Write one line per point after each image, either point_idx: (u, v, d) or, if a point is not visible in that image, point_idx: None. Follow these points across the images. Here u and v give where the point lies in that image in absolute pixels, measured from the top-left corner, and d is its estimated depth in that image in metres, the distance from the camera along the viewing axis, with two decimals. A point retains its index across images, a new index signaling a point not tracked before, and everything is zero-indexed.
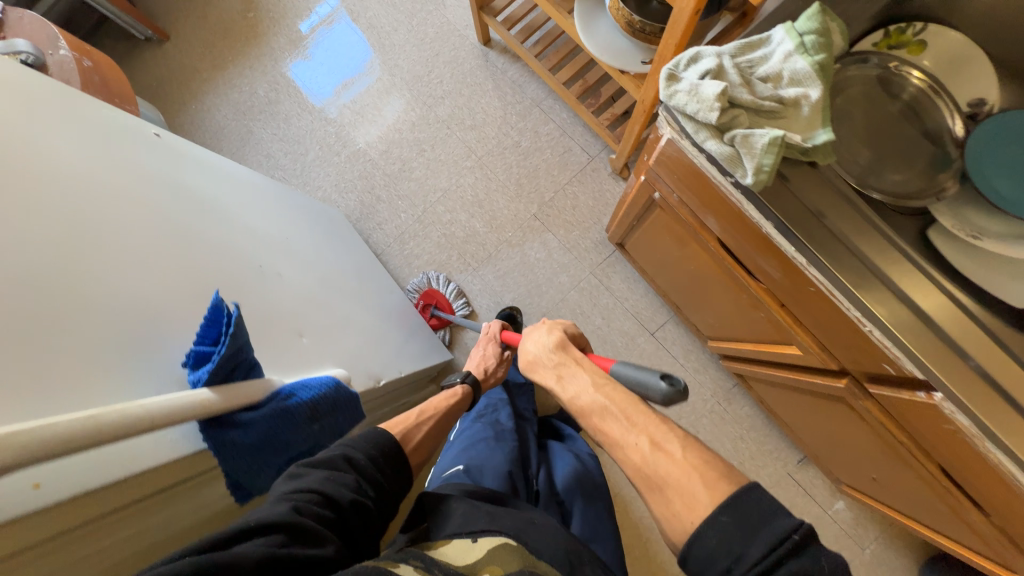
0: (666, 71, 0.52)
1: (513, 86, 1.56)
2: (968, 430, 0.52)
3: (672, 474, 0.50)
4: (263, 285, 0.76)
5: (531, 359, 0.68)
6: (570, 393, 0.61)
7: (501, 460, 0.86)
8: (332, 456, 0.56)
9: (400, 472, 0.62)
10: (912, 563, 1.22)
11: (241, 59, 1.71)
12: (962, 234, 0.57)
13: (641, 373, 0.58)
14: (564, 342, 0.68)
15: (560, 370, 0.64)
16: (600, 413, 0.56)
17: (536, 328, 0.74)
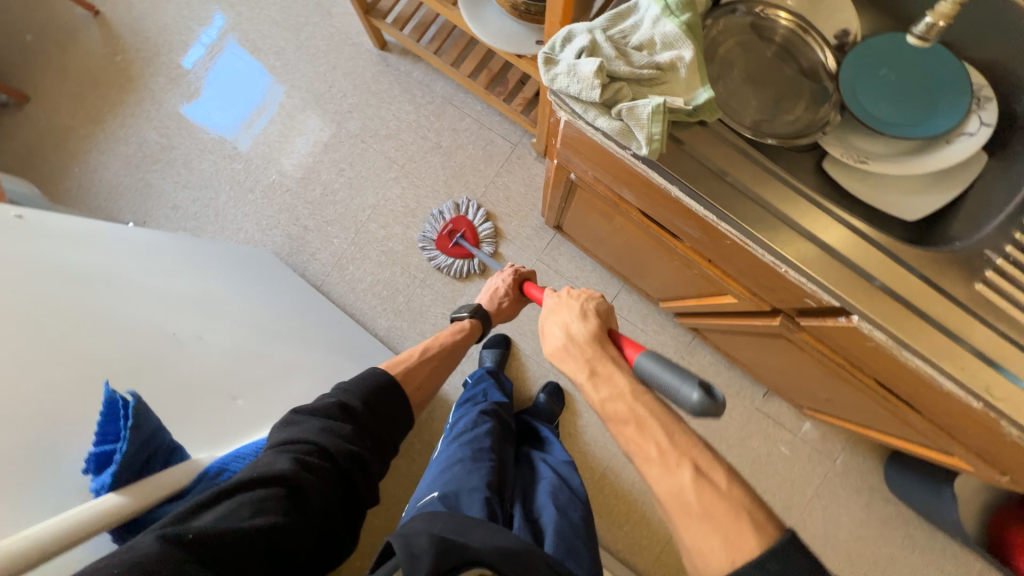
0: (543, 55, 0.51)
1: (420, 86, 1.51)
2: (886, 343, 0.55)
3: (719, 506, 0.52)
4: (182, 353, 0.73)
5: (560, 347, 0.66)
6: (596, 397, 0.61)
7: (478, 486, 0.80)
8: (327, 405, 0.71)
9: (385, 416, 0.76)
10: (878, 463, 1.33)
11: (120, 107, 1.56)
12: (849, 161, 0.60)
13: (675, 378, 0.57)
14: (598, 335, 0.65)
15: (592, 365, 0.62)
16: (630, 423, 0.58)
17: (564, 307, 0.70)
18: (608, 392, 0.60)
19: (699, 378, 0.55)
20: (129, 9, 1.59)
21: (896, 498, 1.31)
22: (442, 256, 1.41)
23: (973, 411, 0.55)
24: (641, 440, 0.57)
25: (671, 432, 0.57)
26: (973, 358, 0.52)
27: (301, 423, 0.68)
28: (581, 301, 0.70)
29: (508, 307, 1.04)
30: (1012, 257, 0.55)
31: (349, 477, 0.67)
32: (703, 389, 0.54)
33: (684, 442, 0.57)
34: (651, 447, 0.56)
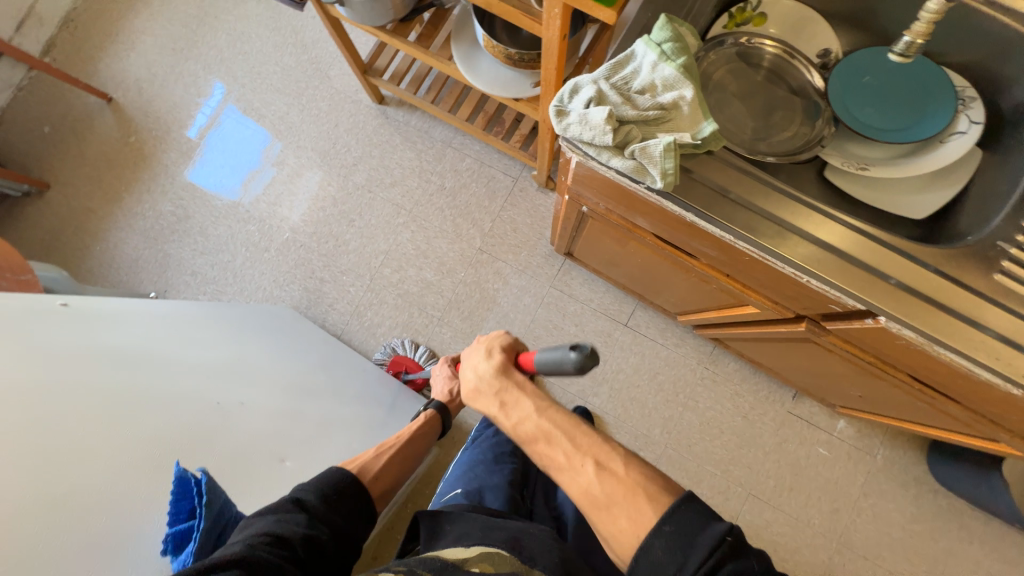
0: (554, 108, 0.55)
1: (420, 133, 1.58)
2: (916, 340, 0.57)
3: (619, 491, 0.56)
4: (226, 424, 0.77)
5: (473, 388, 0.66)
6: (508, 424, 0.62)
7: (501, 484, 0.85)
8: (282, 502, 0.66)
9: (345, 510, 0.72)
10: (920, 453, 1.31)
11: (136, 185, 1.64)
12: (850, 168, 0.63)
13: (553, 357, 0.59)
14: (506, 366, 0.65)
15: (501, 396, 0.63)
16: (540, 439, 0.60)
17: (473, 346, 0.70)
18: (517, 418, 0.62)
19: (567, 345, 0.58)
20: (139, 92, 1.68)
21: (943, 488, 1.28)
22: None
23: (1011, 398, 0.56)
24: (548, 449, 0.60)
25: (574, 435, 0.60)
26: (1002, 346, 0.54)
27: (262, 515, 0.63)
28: (489, 338, 0.70)
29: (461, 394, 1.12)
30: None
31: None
32: (575, 350, 0.57)
33: (583, 436, 0.60)
34: (559, 453, 0.59)
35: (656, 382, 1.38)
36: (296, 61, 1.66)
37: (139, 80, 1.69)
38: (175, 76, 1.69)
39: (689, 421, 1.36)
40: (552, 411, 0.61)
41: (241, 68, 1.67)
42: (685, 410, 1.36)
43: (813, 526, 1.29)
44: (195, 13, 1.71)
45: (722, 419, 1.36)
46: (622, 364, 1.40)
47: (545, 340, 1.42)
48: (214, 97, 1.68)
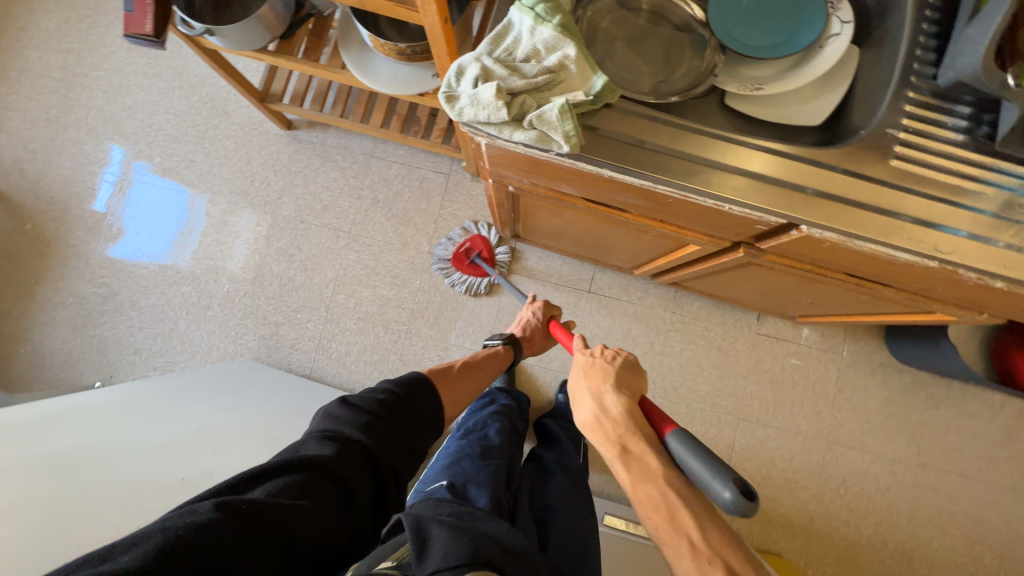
0: (443, 95, 0.53)
1: (339, 151, 1.52)
2: (838, 240, 0.59)
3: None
4: None
5: (592, 419, 0.66)
6: (627, 478, 0.60)
7: (485, 480, 0.87)
8: (364, 406, 0.75)
9: (415, 412, 0.80)
10: (879, 340, 1.39)
11: (47, 274, 1.50)
12: (745, 91, 0.65)
13: (705, 468, 0.56)
14: (637, 417, 0.64)
15: (623, 442, 0.62)
16: (661, 511, 0.57)
17: (597, 373, 0.70)
18: (638, 474, 0.59)
19: (735, 476, 0.54)
20: (21, 175, 1.53)
21: (906, 366, 1.38)
22: (459, 275, 1.42)
23: (931, 271, 0.59)
24: (671, 531, 0.56)
25: (706, 525, 0.56)
26: (912, 226, 0.56)
27: (340, 421, 0.72)
28: (614, 367, 0.71)
29: (538, 337, 1.12)
30: (913, 128, 0.59)
31: (376, 472, 0.70)
32: (738, 488, 0.53)
33: (718, 536, 0.55)
34: (684, 540, 0.55)
35: (631, 338, 1.41)
36: (188, 104, 1.55)
37: (18, 161, 1.54)
38: (57, 149, 1.55)
39: (670, 366, 1.40)
40: (673, 480, 0.58)
41: (130, 124, 1.55)
42: (663, 357, 1.40)
43: (802, 433, 1.37)
44: (62, 76, 1.56)
45: (699, 356, 1.41)
46: (596, 330, 1.42)
47: None
48: (114, 159, 1.55)
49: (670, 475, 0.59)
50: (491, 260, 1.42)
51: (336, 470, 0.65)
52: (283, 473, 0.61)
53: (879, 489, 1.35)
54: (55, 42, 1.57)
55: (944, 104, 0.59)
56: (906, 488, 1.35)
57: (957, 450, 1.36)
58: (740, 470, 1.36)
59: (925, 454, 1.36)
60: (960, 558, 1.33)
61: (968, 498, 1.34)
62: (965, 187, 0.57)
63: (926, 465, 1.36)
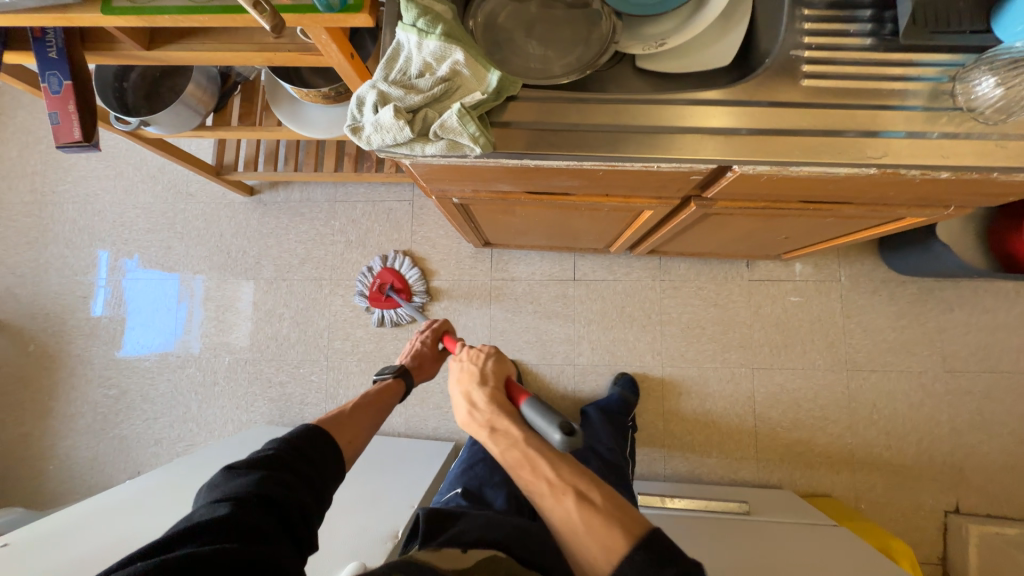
0: (349, 128, 0.54)
1: (303, 204, 1.54)
2: (772, 170, 0.59)
3: (596, 521, 0.57)
4: None
5: (466, 415, 0.71)
6: (495, 450, 0.66)
7: (501, 481, 0.89)
8: (256, 460, 0.63)
9: (322, 454, 0.70)
10: (875, 258, 1.36)
11: (59, 388, 1.55)
12: (650, 50, 0.65)
13: (544, 420, 0.59)
14: (500, 397, 0.71)
15: (489, 422, 0.68)
16: (523, 465, 0.64)
17: (465, 373, 0.76)
18: (503, 443, 0.65)
19: (563, 421, 0.56)
20: (14, 300, 1.58)
21: (909, 276, 1.34)
22: (380, 312, 1.44)
23: (875, 178, 0.59)
24: (534, 479, 0.63)
25: (556, 464, 0.63)
26: (842, 140, 0.56)
27: (232, 480, 0.60)
28: (480, 366, 0.76)
29: (429, 365, 1.05)
30: (814, 44, 0.57)
31: (292, 520, 0.58)
32: (563, 430, 0.55)
33: (568, 470, 0.63)
34: (543, 482, 0.62)
35: (626, 315, 1.40)
36: (152, 195, 1.59)
37: (9, 288, 1.59)
38: (42, 267, 1.59)
39: (671, 334, 1.39)
40: (531, 438, 0.65)
41: (103, 227, 1.60)
42: (662, 327, 1.39)
43: (820, 368, 1.34)
44: (31, 198, 1.61)
45: (699, 317, 1.39)
46: (589, 315, 1.41)
47: (510, 330, 1.42)
48: (103, 263, 1.59)
49: (528, 436, 0.65)
50: (406, 288, 1.44)
51: (245, 520, 0.53)
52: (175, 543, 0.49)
53: (913, 406, 1.31)
54: (18, 167, 1.62)
55: (843, 12, 0.58)
56: (941, 398, 1.31)
57: (983, 348, 1.32)
58: (767, 419, 1.34)
59: (951, 360, 1.32)
60: (1014, 457, 1.28)
61: (1007, 394, 1.30)
62: (885, 88, 0.55)
63: (955, 371, 1.31)
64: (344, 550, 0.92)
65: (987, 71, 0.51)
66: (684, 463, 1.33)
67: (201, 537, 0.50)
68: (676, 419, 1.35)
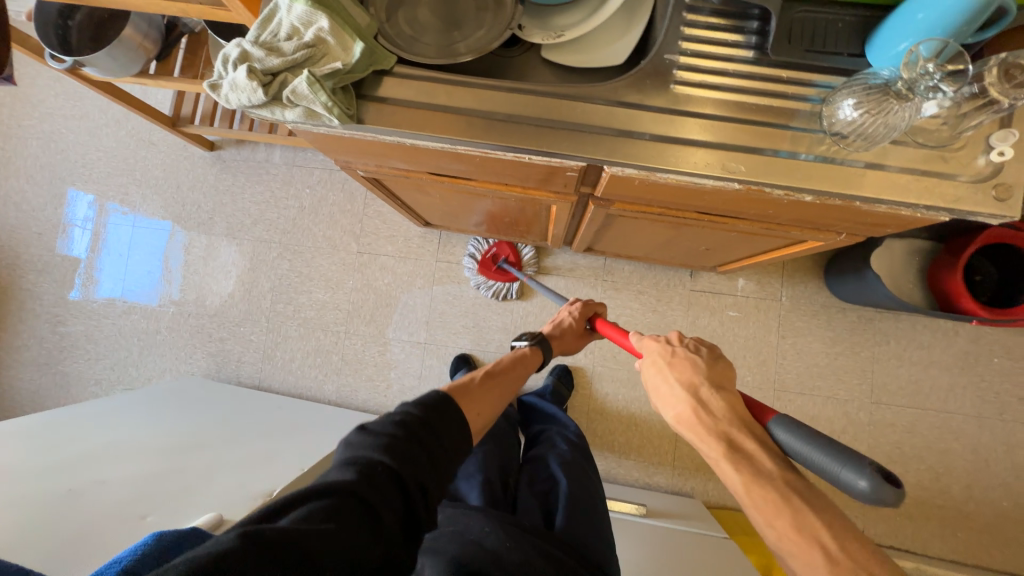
0: (209, 83, 0.54)
1: (261, 165, 1.54)
2: (641, 174, 0.58)
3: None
4: (72, 509, 0.79)
5: (689, 416, 0.56)
6: (740, 480, 0.50)
7: (475, 473, 0.96)
8: (393, 418, 0.56)
9: (457, 420, 0.61)
10: (818, 282, 1.35)
11: (8, 320, 1.57)
12: (548, 41, 0.64)
13: (827, 457, 0.47)
14: (740, 408, 0.55)
15: (731, 439, 0.53)
16: (790, 513, 0.48)
17: (689, 366, 0.60)
18: (756, 479, 0.50)
19: (871, 462, 0.45)
20: None
21: (849, 304, 1.33)
22: (489, 282, 1.39)
23: (742, 194, 0.58)
24: (801, 543, 0.47)
25: (841, 536, 0.47)
26: (703, 150, 0.55)
27: (368, 439, 0.54)
28: (704, 359, 0.61)
29: (569, 341, 1.05)
30: (693, 51, 0.56)
31: (411, 505, 0.51)
32: (878, 474, 0.44)
33: (863, 552, 0.46)
34: (818, 552, 0.46)
35: None
36: (116, 139, 1.59)
37: None
38: (2, 199, 1.61)
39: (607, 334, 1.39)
40: (796, 483, 0.50)
41: (65, 166, 1.60)
42: None
43: (748, 385, 1.34)
44: None
45: (636, 320, 1.38)
46: (529, 307, 1.41)
47: (450, 314, 1.43)
48: (77, 195, 1.60)
49: (790, 478, 0.50)
50: (519, 262, 1.38)
51: (371, 504, 0.48)
52: (300, 504, 0.46)
53: (834, 432, 1.31)
54: None
55: (727, 20, 0.56)
56: (863, 428, 1.31)
57: (912, 383, 1.31)
58: None
59: (878, 392, 1.32)
60: (927, 493, 1.28)
61: (929, 431, 1.30)
62: (756, 103, 0.54)
63: (881, 402, 1.31)
64: (210, 502, 0.84)
65: (847, 94, 0.50)
66: (601, 463, 1.34)
67: (331, 507, 0.46)
68: (599, 419, 1.36)
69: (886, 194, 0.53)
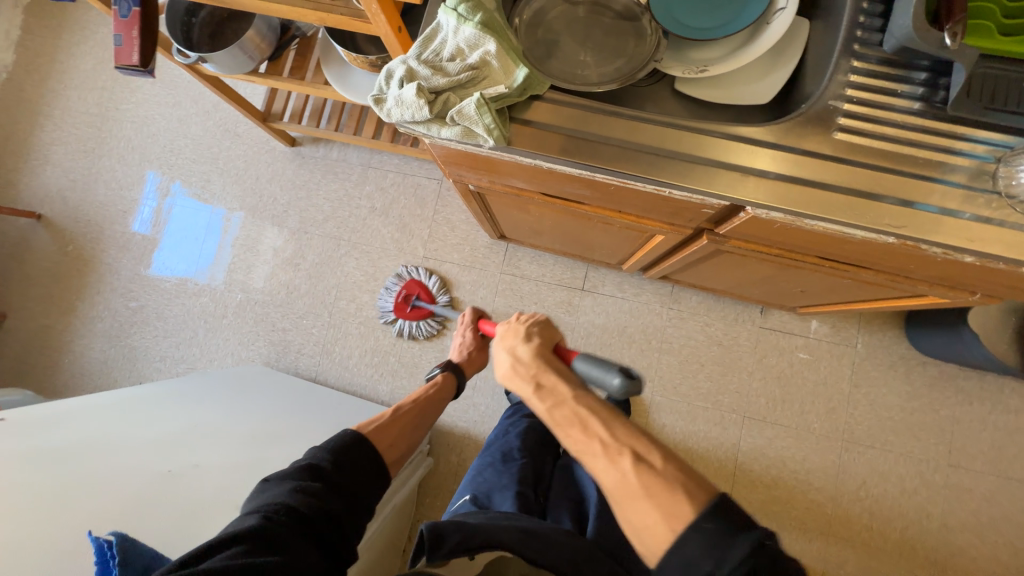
0: (372, 98, 0.56)
1: (338, 163, 1.59)
2: (786, 219, 0.56)
3: (659, 485, 0.49)
4: (175, 490, 0.81)
5: (508, 369, 0.63)
6: (542, 407, 0.58)
7: (508, 484, 0.90)
8: (297, 468, 0.66)
9: (361, 464, 0.71)
10: (896, 331, 1.30)
11: (86, 291, 1.65)
12: (691, 74, 0.63)
13: (597, 370, 0.63)
14: (543, 351, 0.64)
15: (536, 377, 0.60)
16: (574, 424, 0.56)
17: (507, 330, 0.68)
18: (552, 401, 0.58)
19: (617, 364, 0.61)
20: (64, 202, 1.69)
21: (929, 358, 1.27)
22: (405, 323, 1.45)
23: (893, 247, 0.56)
24: (584, 438, 0.54)
25: (611, 424, 0.55)
26: (862, 201, 0.53)
27: (269, 488, 0.64)
28: (525, 324, 0.69)
29: (477, 357, 1.07)
30: (857, 98, 0.55)
31: (324, 539, 0.61)
32: (621, 372, 0.60)
33: (627, 433, 0.54)
34: (597, 442, 0.54)
35: (626, 335, 1.38)
36: (204, 128, 1.67)
37: (61, 189, 1.69)
38: (94, 176, 1.69)
39: (668, 364, 1.36)
40: (585, 399, 0.58)
41: (154, 150, 1.68)
42: (660, 354, 1.36)
43: (815, 431, 1.29)
44: (97, 111, 1.71)
45: (699, 352, 1.35)
46: (590, 328, 1.40)
47: None
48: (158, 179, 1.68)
49: (580, 397, 0.58)
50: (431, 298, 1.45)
51: (278, 541, 0.57)
52: (217, 551, 0.54)
53: (904, 492, 1.24)
54: (90, 80, 1.72)
55: (897, 71, 0.55)
56: (938, 491, 1.24)
57: (994, 448, 1.24)
58: (747, 471, 1.29)
59: (957, 453, 1.24)
60: (1004, 568, 1.19)
61: (1011, 501, 1.22)
62: (927, 157, 0.53)
63: (959, 466, 1.24)
64: None
65: None
66: None
67: (239, 549, 0.54)
68: None
69: None
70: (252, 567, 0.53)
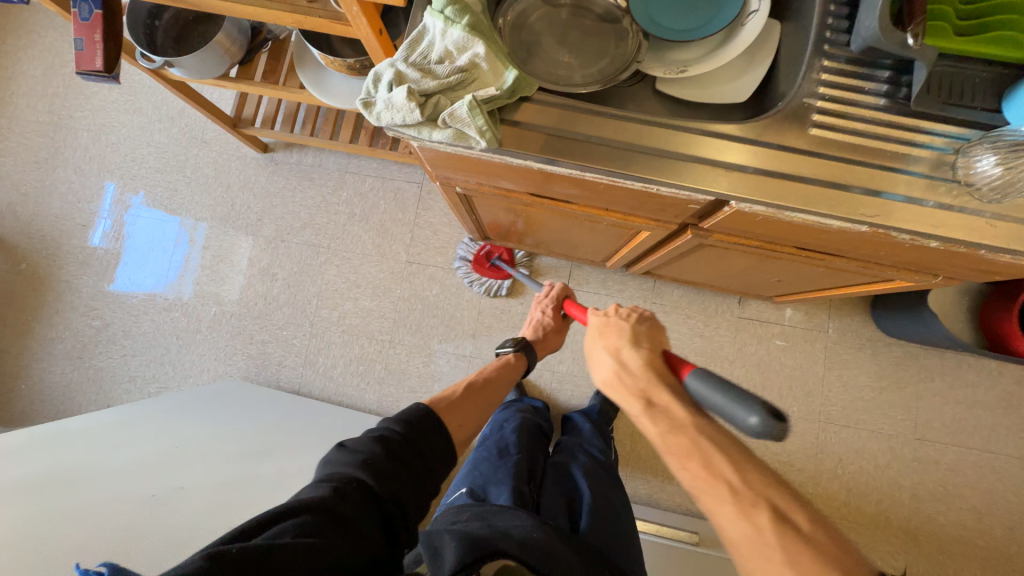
0: (361, 101, 0.55)
1: (314, 168, 1.55)
2: (767, 212, 0.59)
3: (805, 554, 0.46)
4: (160, 514, 0.78)
5: (612, 376, 0.63)
6: (654, 430, 0.56)
7: (504, 479, 0.88)
8: (369, 439, 0.66)
9: (432, 439, 0.70)
10: (864, 315, 1.37)
11: (43, 311, 1.55)
12: (671, 75, 0.65)
13: (727, 398, 0.52)
14: (655, 361, 0.62)
15: (647, 394, 0.58)
16: (693, 457, 0.52)
17: (615, 333, 0.67)
18: (666, 425, 0.55)
19: (760, 401, 0.49)
20: (14, 217, 1.58)
21: (894, 339, 1.35)
22: (482, 279, 1.42)
23: (866, 236, 0.59)
24: (710, 480, 0.51)
25: (743, 468, 0.52)
26: (838, 193, 0.56)
27: (343, 458, 0.63)
28: (633, 328, 0.67)
29: (551, 336, 1.08)
30: (828, 96, 0.58)
31: (390, 515, 0.60)
32: (764, 412, 0.49)
33: (763, 483, 0.51)
34: (724, 488, 0.50)
35: None
36: (168, 136, 1.60)
37: (10, 204, 1.58)
38: (47, 188, 1.59)
39: None
40: (704, 428, 0.54)
41: (114, 160, 1.60)
42: None
43: (794, 414, 1.35)
44: (49, 119, 1.62)
45: (683, 344, 1.39)
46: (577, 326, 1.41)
47: (497, 328, 1.43)
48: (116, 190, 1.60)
49: (696, 422, 0.55)
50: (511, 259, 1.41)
51: (345, 513, 0.56)
52: (288, 518, 0.52)
53: (878, 467, 1.31)
54: (39, 87, 1.62)
55: (862, 69, 0.58)
56: (907, 464, 1.31)
57: (955, 421, 1.33)
58: None
59: (923, 428, 1.33)
60: (970, 532, 1.28)
61: (972, 469, 1.30)
62: (894, 150, 0.56)
63: (925, 439, 1.32)
64: None
65: (989, 148, 0.52)
66: (645, 487, 1.32)
67: (311, 517, 0.53)
68: (644, 441, 1.35)
69: (1015, 246, 0.55)
70: (316, 539, 0.51)
